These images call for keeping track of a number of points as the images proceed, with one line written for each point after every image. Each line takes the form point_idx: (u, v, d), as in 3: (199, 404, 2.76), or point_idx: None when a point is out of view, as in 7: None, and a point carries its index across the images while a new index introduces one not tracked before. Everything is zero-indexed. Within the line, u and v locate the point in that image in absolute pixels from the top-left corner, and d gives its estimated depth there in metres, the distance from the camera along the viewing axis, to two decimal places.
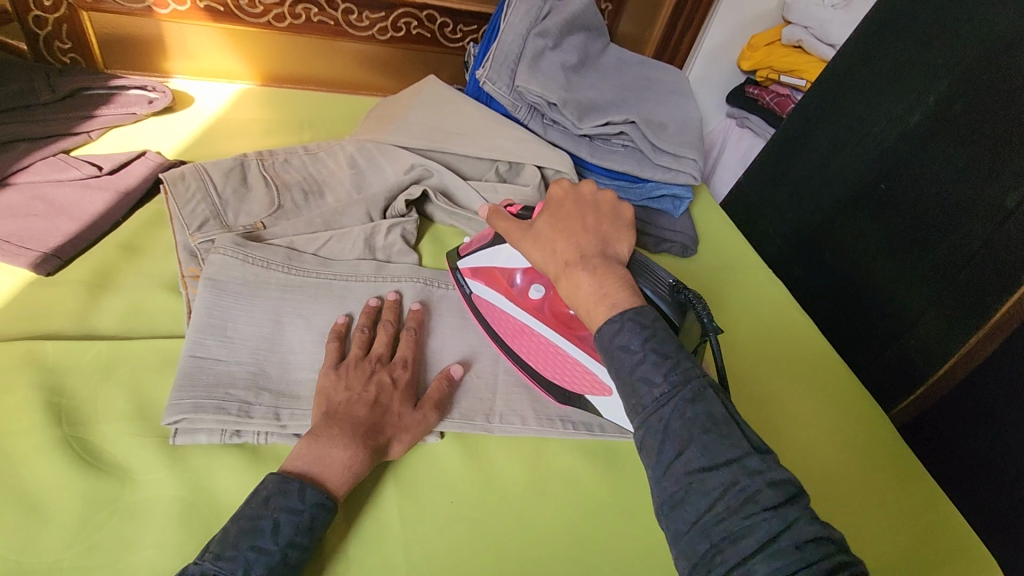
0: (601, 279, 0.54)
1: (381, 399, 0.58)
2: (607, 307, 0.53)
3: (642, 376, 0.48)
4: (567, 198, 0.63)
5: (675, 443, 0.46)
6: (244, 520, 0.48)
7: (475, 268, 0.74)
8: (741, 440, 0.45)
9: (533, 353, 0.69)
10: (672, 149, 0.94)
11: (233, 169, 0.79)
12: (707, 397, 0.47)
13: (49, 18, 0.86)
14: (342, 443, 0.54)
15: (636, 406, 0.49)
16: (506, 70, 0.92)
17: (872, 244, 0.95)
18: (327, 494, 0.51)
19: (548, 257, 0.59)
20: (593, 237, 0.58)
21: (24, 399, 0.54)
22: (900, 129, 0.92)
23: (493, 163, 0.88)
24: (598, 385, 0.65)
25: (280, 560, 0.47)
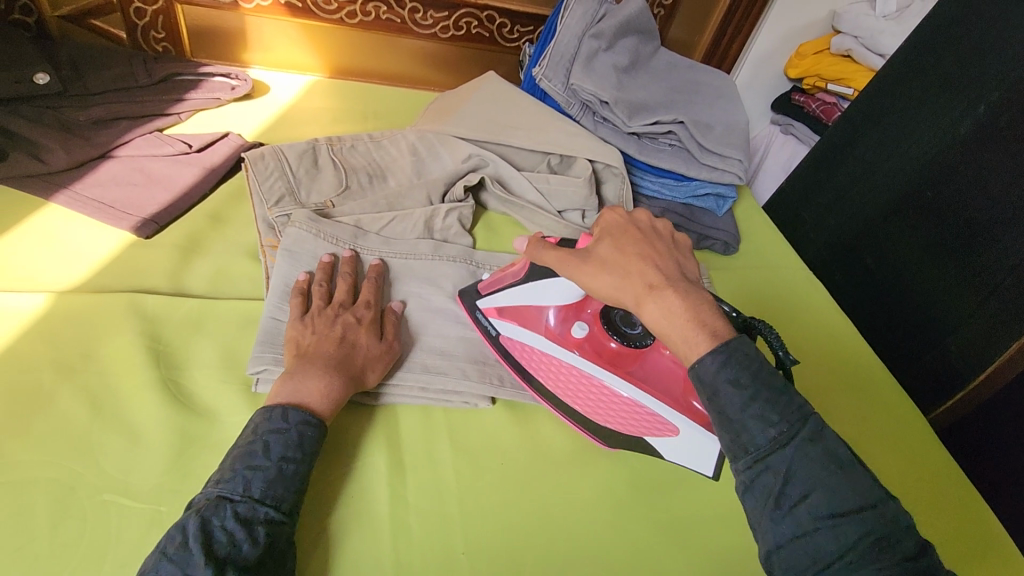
0: (694, 304, 0.51)
1: (347, 335, 0.62)
2: (705, 334, 0.50)
3: (756, 414, 0.46)
4: (628, 224, 0.59)
5: (800, 485, 0.45)
6: (238, 450, 0.53)
7: (500, 307, 0.69)
8: (868, 482, 0.45)
9: (581, 397, 0.65)
10: (719, 150, 0.97)
11: (306, 152, 0.85)
12: (827, 438, 0.46)
13: (148, 10, 0.95)
14: (317, 376, 0.58)
15: (744, 444, 0.47)
16: (562, 69, 0.96)
17: (915, 250, 0.96)
18: (312, 414, 0.56)
19: (626, 283, 0.54)
20: (668, 262, 0.55)
21: (128, 343, 0.60)
22: (948, 137, 0.93)
23: (545, 156, 0.92)
24: (663, 426, 0.62)
25: (277, 473, 0.51)
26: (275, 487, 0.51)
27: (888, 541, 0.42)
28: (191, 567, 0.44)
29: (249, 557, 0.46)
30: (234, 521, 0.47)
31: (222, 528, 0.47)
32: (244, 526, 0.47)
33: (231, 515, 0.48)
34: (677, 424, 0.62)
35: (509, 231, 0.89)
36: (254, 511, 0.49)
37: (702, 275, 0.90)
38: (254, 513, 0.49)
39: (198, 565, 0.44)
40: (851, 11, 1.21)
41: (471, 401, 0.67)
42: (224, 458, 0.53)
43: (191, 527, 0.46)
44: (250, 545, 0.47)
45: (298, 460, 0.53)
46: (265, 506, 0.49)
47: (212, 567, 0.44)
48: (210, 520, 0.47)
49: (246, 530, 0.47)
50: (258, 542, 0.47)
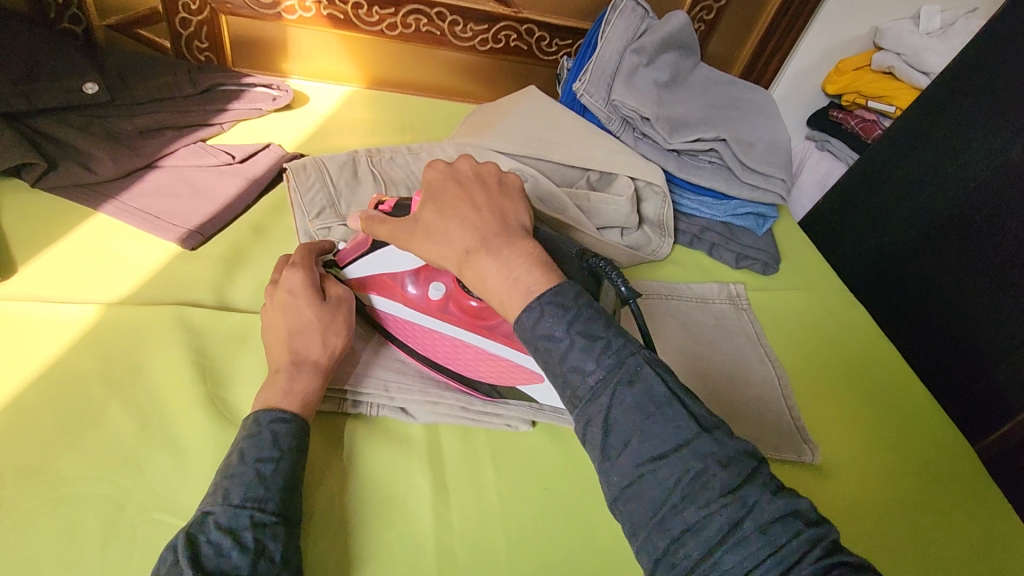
0: (508, 262, 0.52)
1: (282, 315, 0.60)
2: (519, 293, 0.50)
3: (570, 364, 0.47)
4: (445, 181, 0.58)
5: (619, 433, 0.46)
6: (222, 462, 0.51)
7: (362, 279, 0.66)
8: (685, 418, 0.45)
9: (452, 356, 0.66)
10: (761, 168, 0.95)
11: (346, 164, 0.85)
12: (644, 376, 0.46)
13: (192, 21, 0.95)
14: (275, 375, 0.56)
15: (572, 396, 0.48)
16: (603, 84, 0.96)
17: (962, 275, 0.93)
18: (273, 408, 0.54)
19: (448, 249, 0.54)
20: (483, 218, 0.54)
21: (175, 357, 0.60)
22: (1001, 161, 0.90)
23: (584, 172, 0.91)
24: (530, 374, 0.65)
25: (255, 476, 0.49)
26: (255, 490, 0.48)
27: (711, 478, 0.43)
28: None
29: (239, 565, 0.44)
30: (219, 531, 0.45)
31: (208, 540, 0.45)
32: (229, 535, 0.45)
33: (214, 527, 0.45)
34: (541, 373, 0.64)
35: None
36: (238, 518, 0.46)
37: (740, 298, 0.90)
38: (239, 520, 0.46)
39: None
40: (894, 27, 1.19)
41: (512, 423, 0.66)
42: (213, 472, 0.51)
43: (177, 544, 0.44)
44: (239, 552, 0.44)
45: (275, 458, 0.51)
46: (248, 510, 0.47)
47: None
48: (196, 534, 0.45)
49: (233, 537, 0.45)
50: (247, 549, 0.45)
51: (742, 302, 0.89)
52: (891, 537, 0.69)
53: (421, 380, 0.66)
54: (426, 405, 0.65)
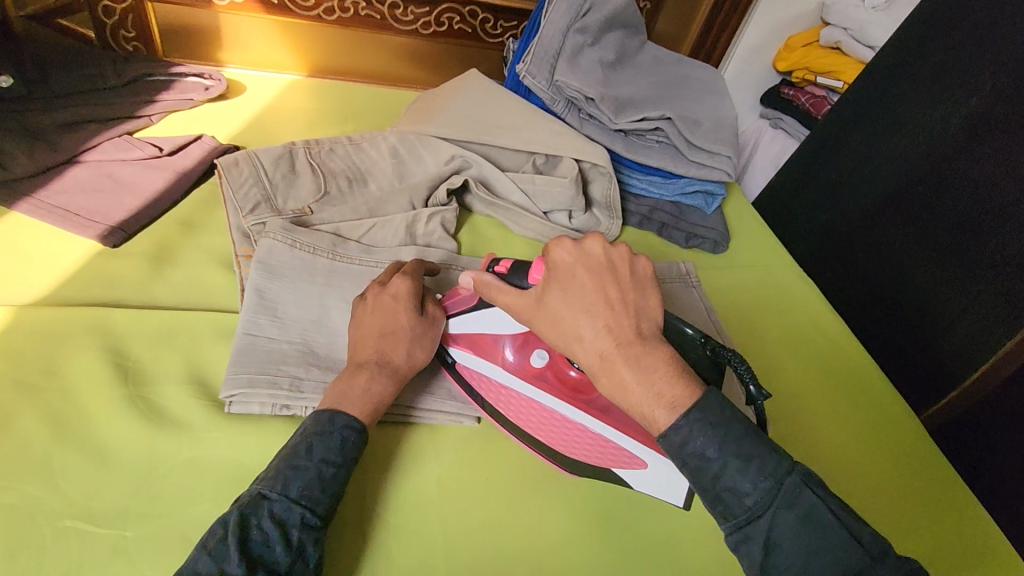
0: (648, 372, 0.49)
1: (383, 319, 0.61)
2: (664, 408, 0.48)
3: (726, 484, 0.47)
4: (576, 265, 0.54)
5: (783, 554, 0.46)
6: (286, 453, 0.52)
7: (457, 336, 0.66)
8: (845, 538, 0.45)
9: (547, 429, 0.63)
10: (706, 146, 0.95)
11: (283, 156, 0.83)
12: (803, 498, 0.46)
13: (116, 9, 0.91)
14: (363, 372, 0.57)
15: (726, 512, 0.48)
16: (546, 65, 0.93)
17: (907, 246, 0.95)
18: (356, 415, 0.55)
19: (579, 346, 0.52)
20: (625, 316, 0.52)
21: (95, 360, 0.58)
22: (939, 131, 0.91)
23: (530, 157, 0.90)
24: (628, 459, 0.61)
25: (315, 476, 0.50)
26: (311, 490, 0.50)
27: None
28: (227, 563, 0.44)
29: (280, 560, 0.46)
30: (271, 522, 0.47)
31: (258, 526, 0.47)
32: (279, 529, 0.47)
33: (267, 515, 0.47)
34: (643, 458, 0.60)
35: (495, 235, 0.87)
36: (290, 511, 0.48)
37: (690, 275, 0.90)
38: (290, 515, 0.48)
39: (232, 559, 0.44)
40: (840, 2, 1.19)
41: (456, 417, 0.65)
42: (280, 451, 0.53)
43: (231, 522, 0.46)
44: (282, 547, 0.46)
45: (338, 463, 0.52)
46: (301, 508, 0.48)
47: (245, 565, 0.44)
48: (249, 517, 0.47)
49: (281, 532, 0.47)
50: (291, 546, 0.47)
51: (692, 280, 0.89)
52: (934, 536, 0.69)
53: None
54: None
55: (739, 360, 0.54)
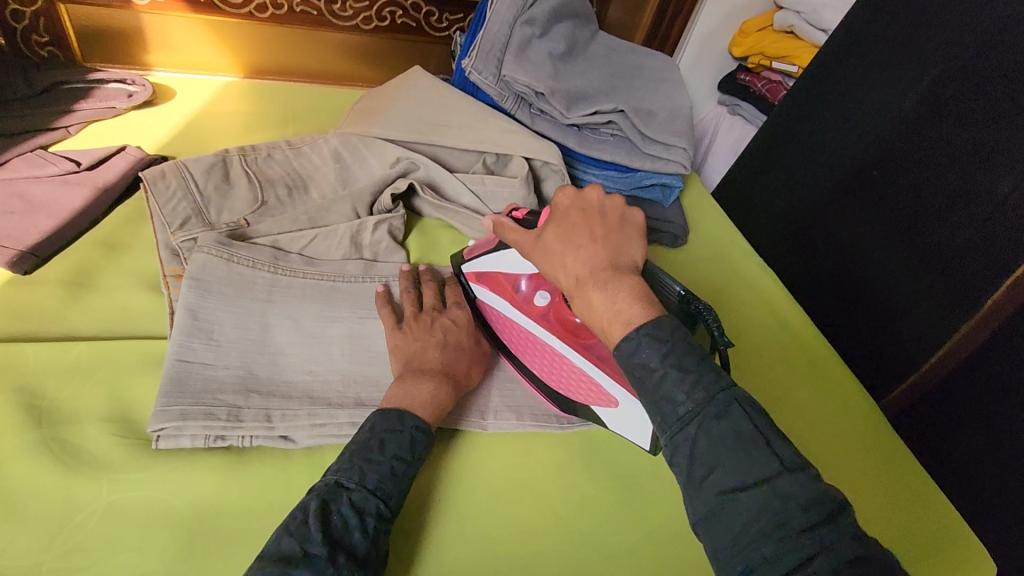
0: (613, 293, 0.50)
1: (449, 338, 0.65)
2: (620, 324, 0.49)
3: (663, 393, 0.46)
4: (572, 207, 0.57)
5: (704, 462, 0.44)
6: (359, 443, 0.53)
7: (478, 273, 0.70)
8: (769, 456, 0.43)
9: (542, 363, 0.66)
10: (661, 137, 0.92)
11: (215, 165, 0.77)
12: (734, 412, 0.44)
13: (26, 12, 0.84)
14: (428, 378, 0.59)
15: (665, 420, 0.46)
16: (493, 59, 0.90)
17: (866, 232, 0.94)
18: (424, 417, 0.56)
19: (560, 271, 0.54)
20: (606, 248, 0.53)
21: (2, 402, 0.53)
22: (893, 115, 0.90)
23: (480, 155, 0.86)
24: (604, 396, 0.63)
25: (390, 470, 0.52)
26: (386, 483, 0.51)
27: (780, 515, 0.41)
28: (309, 543, 0.46)
29: (358, 546, 0.48)
30: (350, 509, 0.49)
31: (338, 511, 0.49)
32: (358, 516, 0.49)
33: (347, 501, 0.49)
34: (616, 397, 0.62)
35: (446, 239, 0.83)
36: (367, 501, 0.50)
37: None
38: (366, 504, 0.50)
39: (313, 540, 0.46)
40: None
41: None
42: (351, 440, 0.55)
43: (312, 507, 0.48)
44: (360, 534, 0.48)
45: (409, 461, 0.54)
46: (376, 499, 0.50)
47: (325, 545, 0.46)
48: (329, 503, 0.49)
49: (359, 519, 0.49)
50: (367, 534, 0.49)
51: None
52: (911, 529, 0.69)
53: (309, 402, 0.58)
54: (312, 428, 0.57)
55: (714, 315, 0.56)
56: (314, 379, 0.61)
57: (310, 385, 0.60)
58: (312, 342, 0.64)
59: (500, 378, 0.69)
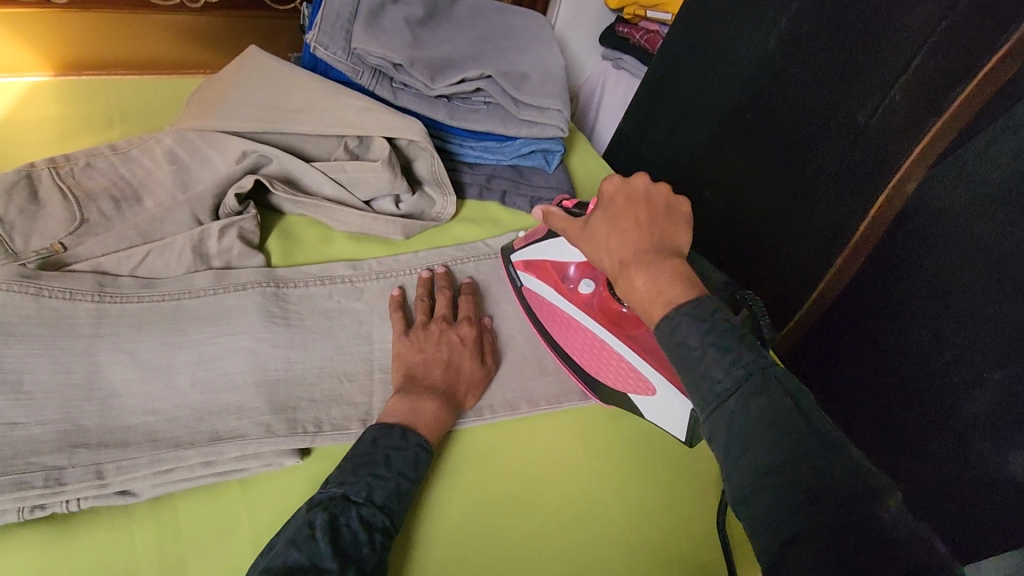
0: (656, 272, 0.50)
1: (453, 356, 0.64)
2: (661, 303, 0.49)
3: (703, 373, 0.45)
4: (618, 193, 0.58)
5: (739, 439, 0.41)
6: (357, 459, 0.53)
7: (528, 260, 0.73)
8: (801, 427, 0.40)
9: (583, 349, 0.68)
10: (535, 101, 0.87)
11: (17, 184, 0.65)
12: (771, 388, 0.42)
13: None
14: (431, 398, 0.59)
15: (704, 393, 0.44)
16: (339, 31, 0.81)
17: (748, 176, 0.94)
18: (427, 437, 0.57)
19: (606, 255, 0.56)
20: (650, 231, 0.54)
21: None
22: (760, 56, 0.90)
23: (341, 140, 0.78)
24: (641, 384, 0.63)
25: (396, 487, 0.52)
26: (393, 500, 0.52)
27: (791, 517, 0.37)
28: (320, 558, 0.46)
29: (367, 559, 0.47)
30: (359, 522, 0.49)
31: (347, 525, 0.48)
32: (366, 530, 0.49)
33: (355, 516, 0.49)
34: (653, 384, 0.62)
35: (313, 235, 0.77)
36: (374, 516, 0.50)
37: None
38: (374, 519, 0.50)
39: (325, 556, 0.46)
40: None
41: (272, 461, 0.54)
42: (338, 467, 0.54)
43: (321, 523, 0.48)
44: (369, 549, 0.48)
45: (413, 479, 0.54)
46: (383, 513, 0.51)
47: (338, 563, 0.46)
48: (337, 518, 0.48)
49: (368, 534, 0.49)
50: (374, 546, 0.48)
51: None
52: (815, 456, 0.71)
53: (152, 446, 0.51)
54: (155, 476, 0.51)
55: (760, 305, 0.61)
56: (159, 418, 0.54)
57: (154, 425, 0.53)
58: (154, 375, 0.56)
59: (383, 381, 0.63)
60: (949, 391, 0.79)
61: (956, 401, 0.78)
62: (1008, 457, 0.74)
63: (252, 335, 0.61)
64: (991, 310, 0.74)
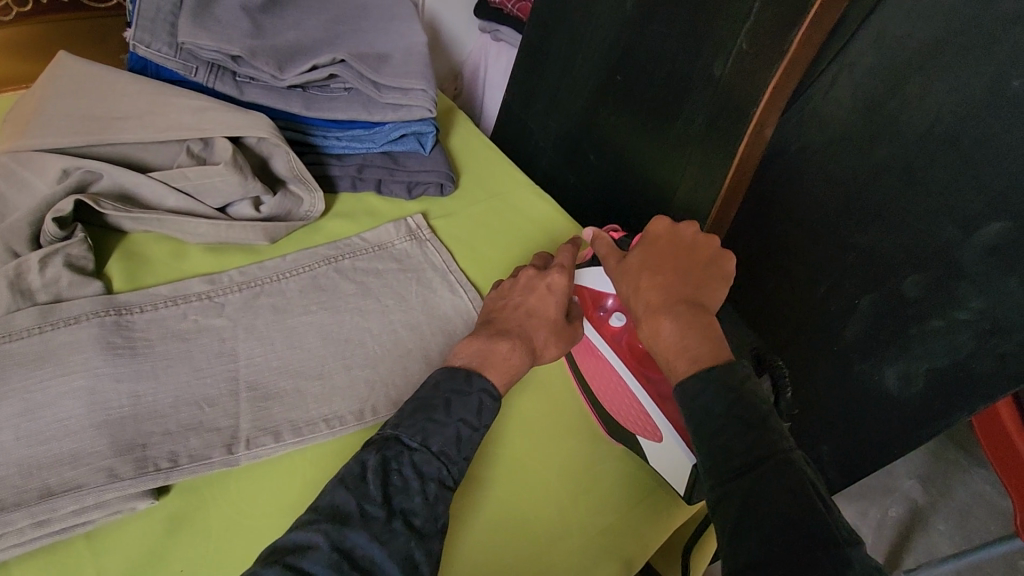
0: (687, 327, 0.54)
1: (535, 303, 0.62)
2: (687, 360, 0.53)
3: (722, 442, 0.49)
4: (665, 236, 0.61)
5: (751, 516, 0.45)
6: (420, 401, 0.54)
7: None
8: (809, 508, 0.45)
9: (599, 380, 0.64)
10: (396, 82, 0.82)
11: None
12: (786, 467, 0.47)
13: None
14: (505, 338, 0.58)
15: (719, 464, 0.48)
16: (163, 27, 0.74)
17: (626, 136, 0.94)
18: (492, 381, 0.55)
19: (632, 294, 0.59)
20: (685, 283, 0.58)
21: None
22: (622, 15, 0.89)
23: (182, 144, 0.71)
24: (649, 428, 0.60)
25: (455, 434, 0.52)
26: (449, 448, 0.52)
27: None
28: (368, 499, 0.48)
29: (417, 509, 0.49)
30: (412, 471, 0.50)
31: (398, 472, 0.50)
32: (418, 479, 0.50)
33: (409, 463, 0.50)
34: (661, 432, 0.59)
35: (161, 253, 0.70)
36: (431, 463, 0.51)
37: (421, 229, 0.81)
38: (430, 469, 0.51)
39: (373, 497, 0.48)
40: None
41: (121, 507, 0.50)
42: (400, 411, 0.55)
43: (378, 465, 0.50)
44: (421, 499, 0.49)
45: (475, 425, 0.54)
46: (439, 463, 0.51)
47: (385, 509, 0.48)
48: (390, 462, 0.50)
49: (421, 483, 0.50)
50: (427, 497, 0.49)
51: (424, 233, 0.80)
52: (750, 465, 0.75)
53: None
54: None
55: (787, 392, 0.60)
56: None
57: None
58: None
59: (249, 400, 0.58)
60: (831, 319, 0.83)
61: (836, 329, 0.83)
62: (883, 372, 0.80)
63: (89, 373, 0.55)
64: (856, 240, 0.76)
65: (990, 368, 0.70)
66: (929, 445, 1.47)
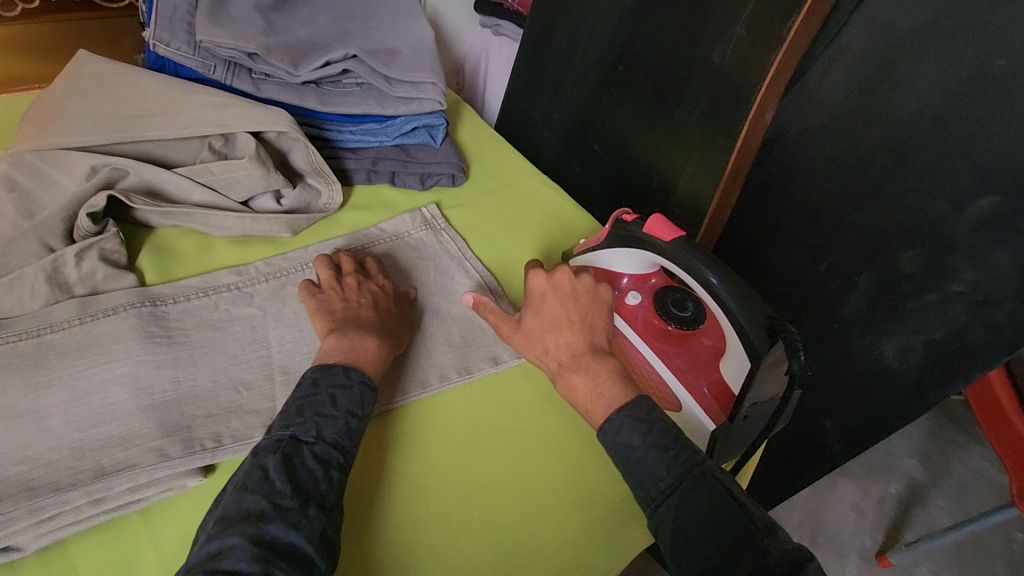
0: (597, 379, 0.60)
1: (379, 303, 0.67)
2: (604, 404, 0.58)
3: (646, 473, 0.54)
4: (547, 292, 0.66)
5: (684, 533, 0.51)
6: (301, 399, 0.56)
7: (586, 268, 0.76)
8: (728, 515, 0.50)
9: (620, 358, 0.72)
10: (407, 76, 0.84)
11: None
12: (700, 483, 0.52)
13: None
14: (369, 336, 0.62)
15: (649, 491, 0.53)
16: (181, 26, 0.76)
17: (628, 126, 0.97)
18: (367, 373, 0.59)
19: (543, 355, 0.64)
20: (581, 337, 0.64)
21: None
22: (623, 7, 0.92)
23: (204, 140, 0.73)
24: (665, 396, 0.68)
25: (347, 425, 0.55)
26: (344, 438, 0.54)
27: None
28: (278, 495, 0.48)
29: (326, 495, 0.50)
30: (314, 461, 0.51)
31: (301, 464, 0.51)
32: (322, 468, 0.51)
33: (309, 455, 0.52)
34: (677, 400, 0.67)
35: (188, 246, 0.72)
36: (328, 452, 0.53)
37: (436, 219, 0.83)
38: (328, 455, 0.53)
39: (281, 492, 0.48)
40: None
41: (172, 485, 0.52)
42: (280, 411, 0.56)
43: (277, 461, 0.50)
44: (328, 485, 0.51)
45: (360, 415, 0.57)
46: (335, 451, 0.53)
47: (297, 499, 0.48)
48: (291, 458, 0.51)
49: (325, 470, 0.51)
50: (334, 484, 0.51)
51: (440, 223, 0.83)
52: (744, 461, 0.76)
53: (28, 496, 0.48)
54: (38, 527, 0.48)
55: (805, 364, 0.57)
56: (36, 465, 0.50)
57: (28, 473, 0.49)
58: (21, 421, 0.52)
59: (284, 383, 0.60)
60: (830, 297, 0.86)
61: (835, 306, 0.86)
62: (882, 347, 0.84)
63: (130, 360, 0.57)
64: (853, 219, 0.79)
65: (983, 338, 0.74)
66: (928, 422, 1.51)
